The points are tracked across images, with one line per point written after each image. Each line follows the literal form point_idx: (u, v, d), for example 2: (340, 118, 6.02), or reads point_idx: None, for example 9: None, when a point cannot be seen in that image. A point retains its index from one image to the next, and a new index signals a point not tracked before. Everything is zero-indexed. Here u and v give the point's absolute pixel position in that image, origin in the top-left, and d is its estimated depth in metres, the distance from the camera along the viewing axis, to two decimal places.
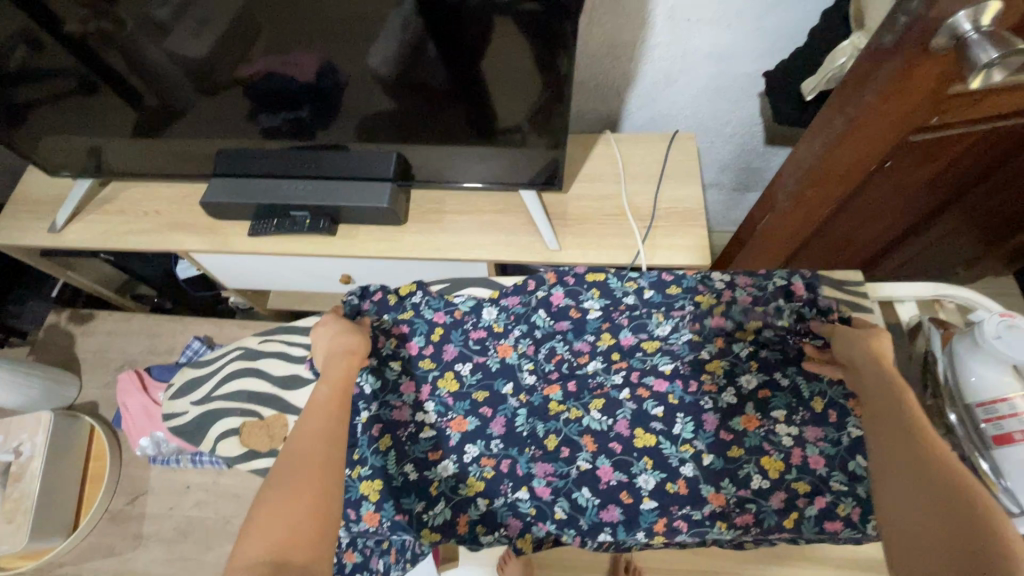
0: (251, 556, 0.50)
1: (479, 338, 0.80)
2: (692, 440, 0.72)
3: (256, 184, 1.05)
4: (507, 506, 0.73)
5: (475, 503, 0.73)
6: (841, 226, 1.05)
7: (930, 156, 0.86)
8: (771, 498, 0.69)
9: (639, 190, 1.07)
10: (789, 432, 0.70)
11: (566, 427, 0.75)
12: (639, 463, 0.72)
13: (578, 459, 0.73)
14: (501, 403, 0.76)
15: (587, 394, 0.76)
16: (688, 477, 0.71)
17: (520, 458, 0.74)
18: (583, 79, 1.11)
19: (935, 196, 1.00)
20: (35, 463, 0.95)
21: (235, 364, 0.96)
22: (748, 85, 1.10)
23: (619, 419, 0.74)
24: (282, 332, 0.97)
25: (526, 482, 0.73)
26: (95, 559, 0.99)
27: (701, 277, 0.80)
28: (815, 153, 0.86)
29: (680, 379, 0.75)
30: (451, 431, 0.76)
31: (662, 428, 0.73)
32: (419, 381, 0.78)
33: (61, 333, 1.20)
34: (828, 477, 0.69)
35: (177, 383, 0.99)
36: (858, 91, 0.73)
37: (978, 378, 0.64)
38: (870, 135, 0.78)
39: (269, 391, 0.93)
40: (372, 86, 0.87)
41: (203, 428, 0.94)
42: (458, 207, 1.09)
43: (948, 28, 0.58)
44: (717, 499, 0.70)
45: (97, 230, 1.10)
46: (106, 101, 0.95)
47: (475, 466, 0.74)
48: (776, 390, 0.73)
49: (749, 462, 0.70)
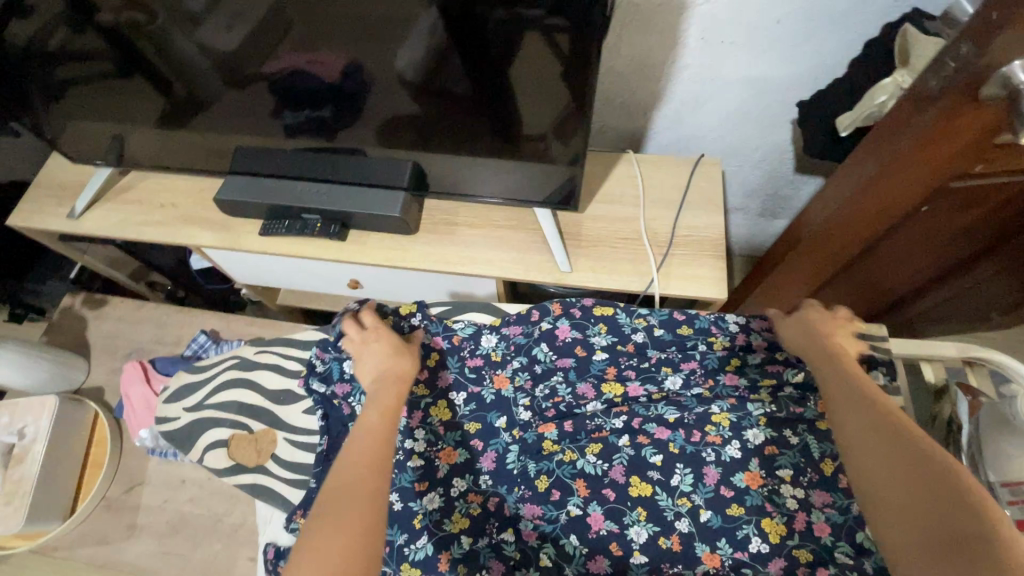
0: None
1: (477, 367, 0.78)
2: (690, 493, 0.69)
3: (274, 184, 1.05)
4: (491, 547, 0.70)
5: (460, 541, 0.70)
6: (870, 270, 1.00)
7: (972, 202, 0.80)
8: (769, 565, 0.65)
9: (659, 214, 1.03)
10: (794, 495, 0.67)
11: (559, 469, 0.73)
12: (632, 514, 0.69)
13: (568, 503, 0.71)
14: (492, 437, 0.76)
15: (584, 436, 0.74)
16: (683, 532, 0.68)
17: (508, 496, 0.73)
18: (609, 96, 1.08)
19: (972, 242, 0.95)
20: (36, 447, 0.96)
21: (229, 374, 0.96)
22: (781, 112, 1.06)
23: (615, 464, 0.72)
24: (279, 345, 0.97)
25: (513, 524, 0.72)
26: (89, 545, 1.00)
27: (715, 319, 0.78)
28: (846, 198, 0.82)
29: (683, 427, 0.72)
30: (440, 461, 0.75)
31: (659, 478, 0.70)
32: (411, 407, 0.77)
33: (74, 316, 1.22)
34: (832, 547, 0.64)
35: (172, 387, 0.98)
36: (896, 135, 0.69)
37: (1012, 454, 0.59)
38: (903, 182, 0.73)
39: (261, 405, 0.94)
40: (398, 90, 0.86)
41: (192, 437, 0.94)
42: (472, 220, 1.07)
43: (1001, 76, 0.54)
44: (712, 560, 0.66)
45: (114, 218, 1.11)
46: (137, 88, 0.95)
47: (461, 501, 0.73)
48: (784, 449, 0.69)
49: (749, 523, 0.66)
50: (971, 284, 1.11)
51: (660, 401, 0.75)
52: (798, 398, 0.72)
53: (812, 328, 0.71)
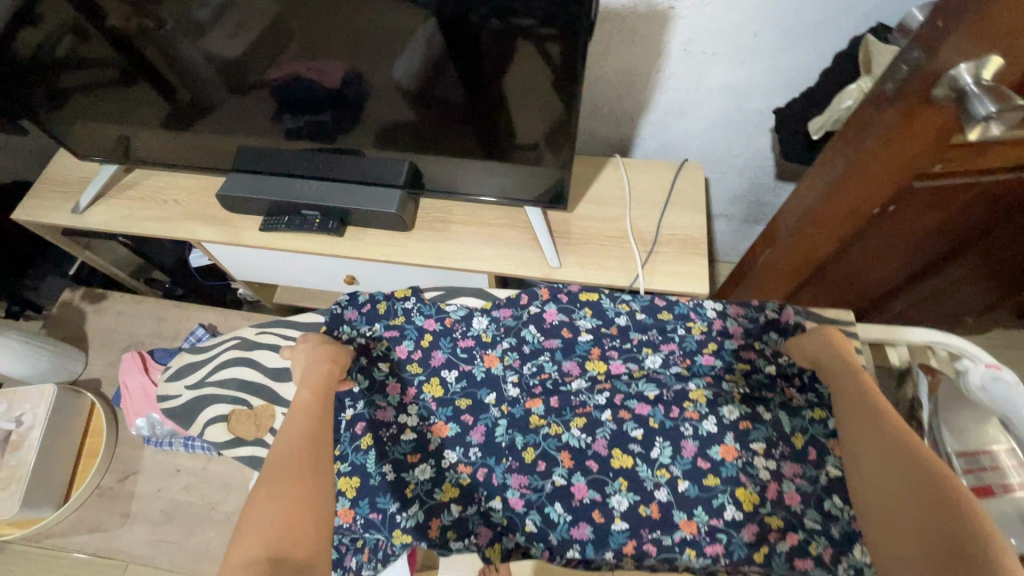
0: (251, 553, 0.52)
1: (467, 348, 0.83)
2: (669, 465, 0.73)
3: (274, 182, 1.09)
4: (480, 515, 0.75)
5: (449, 508, 0.75)
6: (845, 268, 1.05)
7: (935, 203, 0.86)
8: (742, 531, 0.69)
9: (644, 214, 1.08)
10: (767, 466, 0.71)
11: (545, 442, 0.76)
12: (614, 483, 0.73)
13: (553, 474, 0.75)
14: (482, 412, 0.80)
15: (569, 412, 0.78)
16: (661, 501, 0.72)
17: (496, 467, 0.77)
18: (596, 104, 1.13)
19: (941, 243, 1.00)
20: (33, 433, 0.98)
21: (230, 353, 0.99)
22: (760, 121, 1.12)
23: (598, 438, 0.76)
24: (278, 326, 0.99)
25: (500, 493, 0.76)
26: (82, 533, 1.01)
27: (694, 305, 0.84)
28: (819, 195, 0.87)
29: (663, 403, 0.76)
30: (432, 434, 0.79)
31: (640, 451, 0.74)
32: (404, 384, 0.82)
33: (73, 310, 1.24)
34: (801, 513, 0.69)
35: (173, 366, 1.02)
36: (859, 135, 0.74)
37: (969, 428, 0.65)
38: (868, 182, 0.79)
39: (261, 381, 0.96)
40: (395, 97, 0.90)
41: (192, 412, 0.97)
42: (465, 218, 1.11)
43: (949, 78, 0.59)
44: (689, 526, 0.70)
45: (117, 214, 1.14)
46: (141, 93, 1.00)
47: (452, 472, 0.77)
48: (757, 423, 0.73)
49: (724, 492, 0.71)
50: (944, 286, 1.16)
51: (640, 377, 0.80)
52: (768, 382, 0.77)
53: (827, 340, 0.72)
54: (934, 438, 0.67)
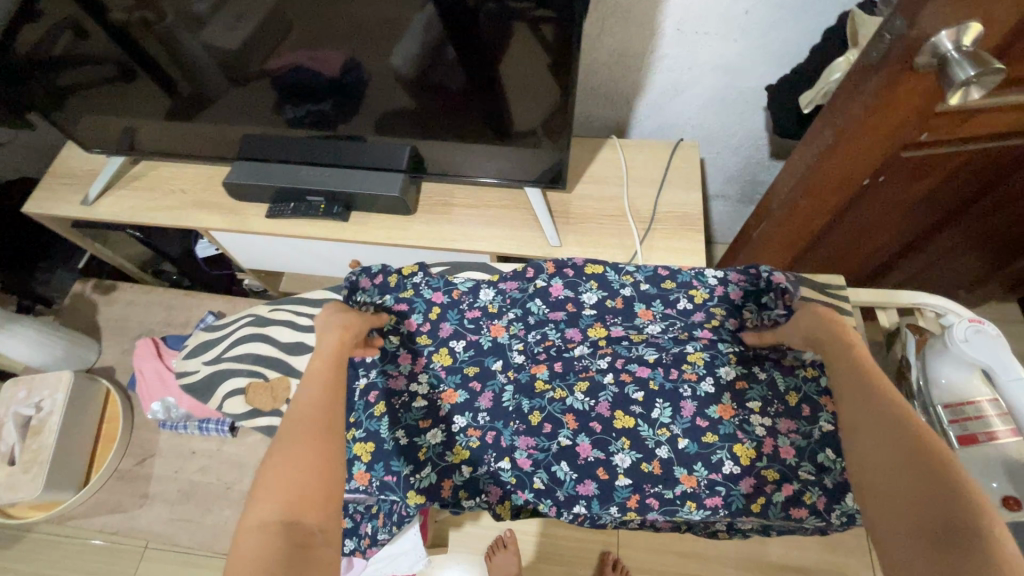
0: (265, 516, 0.56)
1: (475, 319, 0.90)
2: (669, 424, 0.81)
3: (279, 169, 1.11)
4: (490, 474, 0.85)
5: (460, 470, 0.85)
6: (839, 240, 1.08)
7: (924, 171, 0.89)
8: (740, 483, 0.78)
9: (641, 192, 1.11)
10: (762, 423, 0.79)
11: (550, 406, 0.85)
12: (616, 443, 0.82)
13: (559, 435, 0.83)
14: (490, 378, 0.87)
15: (573, 377, 0.86)
16: (662, 458, 0.80)
17: (505, 430, 0.85)
18: (592, 85, 1.16)
19: (929, 213, 1.03)
20: (53, 418, 1.00)
21: (244, 330, 1.02)
22: (752, 99, 1.14)
23: (601, 401, 0.84)
24: (290, 303, 1.02)
25: (509, 453, 0.84)
26: (103, 514, 1.05)
27: (696, 274, 0.90)
28: (809, 163, 0.88)
29: (663, 366, 0.84)
30: (442, 401, 0.87)
31: (641, 412, 0.82)
32: (415, 354, 0.88)
33: (85, 301, 1.27)
34: (796, 466, 0.77)
35: (192, 345, 1.06)
36: (848, 102, 0.75)
37: (951, 380, 0.72)
38: (862, 149, 0.81)
39: (275, 355, 0.99)
40: (394, 83, 0.92)
41: (212, 386, 1.00)
42: (467, 201, 1.14)
43: (931, 45, 0.62)
44: (689, 480, 0.79)
45: (124, 205, 1.16)
46: (143, 87, 1.02)
47: (463, 436, 0.85)
48: (754, 382, 0.81)
49: (721, 448, 0.79)
50: (933, 259, 1.19)
51: (637, 341, 0.88)
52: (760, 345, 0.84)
53: (819, 318, 0.72)
54: (923, 393, 0.75)
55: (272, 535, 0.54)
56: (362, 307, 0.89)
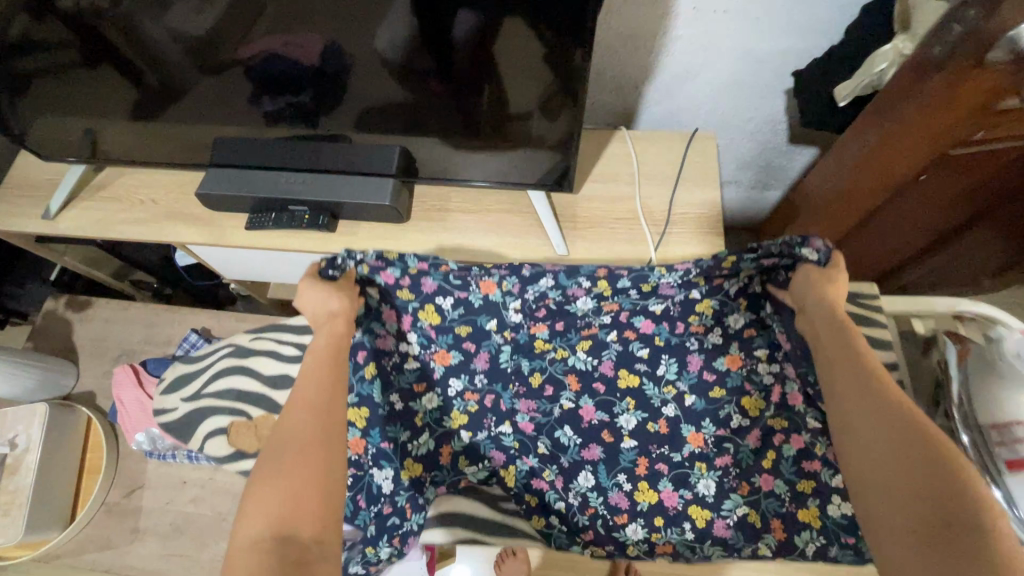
0: (254, 529, 0.53)
1: (461, 276, 0.80)
2: (675, 381, 0.88)
3: (256, 175, 1.01)
4: (491, 439, 0.91)
5: (460, 435, 0.91)
6: (862, 240, 1.02)
7: (968, 168, 0.80)
8: (747, 437, 0.84)
9: (653, 192, 1.02)
10: (769, 371, 0.82)
11: (551, 367, 0.91)
12: (622, 404, 0.90)
13: (561, 398, 0.91)
14: (485, 339, 0.87)
15: (575, 338, 0.90)
16: (669, 417, 0.88)
17: (504, 394, 0.91)
18: (598, 70, 1.05)
19: (968, 208, 0.93)
20: (29, 456, 0.95)
21: (225, 362, 0.97)
22: (774, 82, 1.03)
23: (604, 360, 0.90)
24: (272, 331, 0.97)
25: (510, 417, 0.92)
26: (93, 551, 1.00)
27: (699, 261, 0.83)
28: (848, 168, 0.82)
29: (668, 320, 0.85)
30: (435, 363, 0.87)
31: (646, 370, 0.89)
32: (400, 312, 0.81)
33: (58, 319, 1.19)
34: (804, 415, 0.78)
35: (168, 379, 0.99)
36: (899, 103, 0.68)
37: (999, 398, 0.67)
38: (904, 152, 0.73)
39: (258, 390, 0.93)
40: (380, 70, 0.82)
41: (191, 425, 0.93)
42: (464, 206, 1.05)
43: (1009, 39, 0.54)
44: (696, 440, 0.87)
45: (90, 218, 1.06)
46: (106, 77, 0.90)
47: (459, 400, 0.90)
48: (760, 330, 0.82)
49: (729, 402, 0.86)
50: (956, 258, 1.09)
51: (666, 276, 0.78)
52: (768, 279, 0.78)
53: (818, 291, 0.67)
54: (966, 409, 0.71)
55: (261, 551, 0.51)
56: (342, 262, 0.72)
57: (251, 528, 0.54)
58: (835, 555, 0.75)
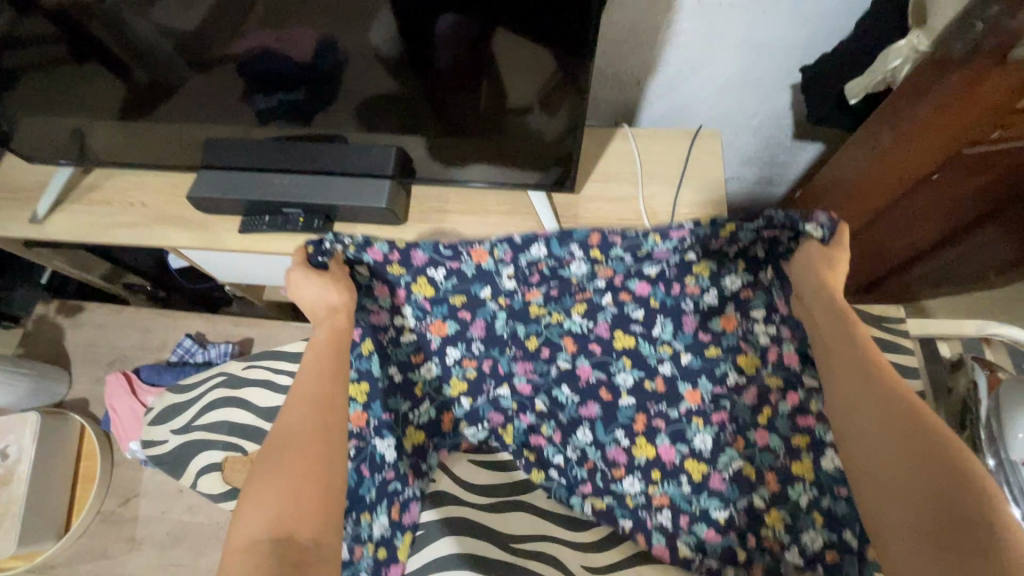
0: (252, 533, 0.53)
1: (451, 246, 0.80)
2: (671, 341, 0.82)
3: (249, 178, 0.98)
4: (489, 403, 0.86)
5: (460, 402, 0.86)
6: (867, 241, 1.00)
7: (981, 168, 0.78)
8: (745, 395, 0.78)
9: (657, 192, 0.99)
10: (766, 331, 0.78)
11: (548, 330, 0.86)
12: (619, 363, 0.84)
13: (557, 359, 0.85)
14: (479, 307, 0.84)
15: (570, 300, 0.85)
16: (665, 375, 0.82)
17: (500, 357, 0.86)
18: (599, 66, 1.02)
19: (977, 207, 0.91)
20: (23, 466, 0.93)
21: (216, 393, 0.93)
22: (780, 77, 1.01)
23: (600, 322, 0.84)
24: (268, 358, 0.94)
25: (508, 380, 0.86)
26: (88, 561, 0.98)
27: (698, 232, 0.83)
28: (858, 168, 0.80)
29: (664, 282, 0.83)
30: (430, 334, 0.85)
31: (641, 331, 0.83)
32: (392, 286, 0.81)
33: (50, 325, 1.17)
34: (800, 373, 0.74)
35: (155, 409, 0.95)
36: (913, 102, 0.66)
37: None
38: (917, 151, 0.71)
39: (253, 424, 0.91)
40: (375, 68, 0.79)
41: (185, 460, 0.90)
42: (462, 207, 1.02)
43: None
44: (694, 397, 0.80)
45: (79, 222, 1.03)
46: (95, 75, 0.87)
47: (457, 367, 0.86)
48: (757, 290, 0.80)
49: (726, 360, 0.80)
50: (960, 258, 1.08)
51: (660, 242, 0.78)
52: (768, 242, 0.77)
53: (814, 267, 0.71)
54: (994, 440, 0.65)
55: (258, 554, 0.51)
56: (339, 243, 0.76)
57: (248, 529, 0.54)
58: (827, 506, 0.69)
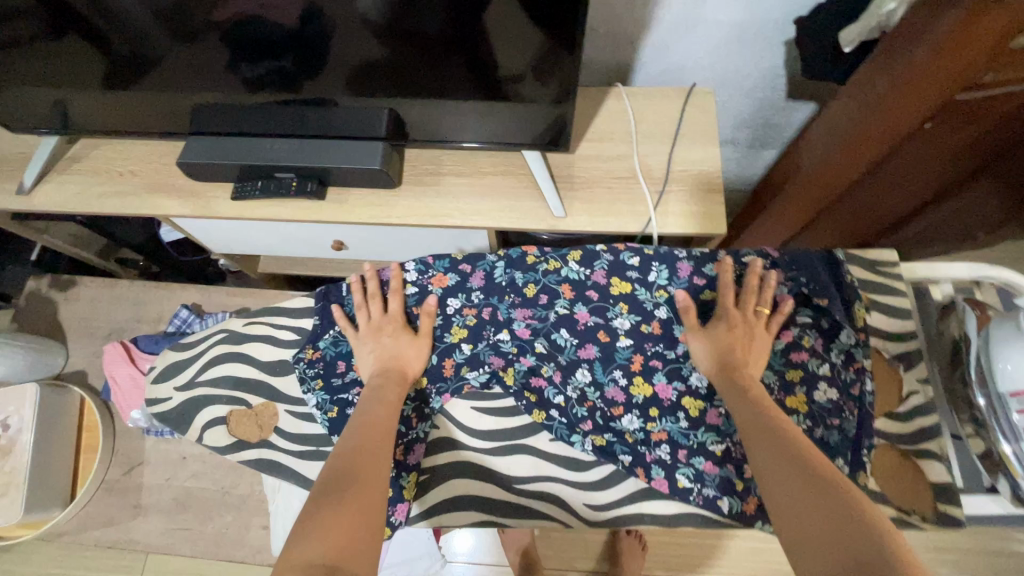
0: (310, 555, 0.51)
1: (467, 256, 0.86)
2: (666, 286, 0.80)
3: (239, 142, 0.96)
4: (490, 348, 0.79)
5: (460, 348, 0.80)
6: (861, 201, 1.01)
7: (976, 117, 0.78)
8: None
9: (652, 150, 0.99)
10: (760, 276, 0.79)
11: (545, 278, 0.81)
12: (615, 308, 0.79)
13: (555, 305, 0.80)
14: (480, 260, 0.84)
15: (565, 248, 0.83)
16: (661, 318, 0.78)
17: (500, 305, 0.81)
18: (593, 24, 1.00)
19: (969, 161, 0.91)
20: (23, 436, 0.93)
21: (218, 349, 0.92)
22: (774, 33, 0.99)
23: (596, 269, 0.81)
24: (267, 315, 0.93)
25: (507, 326, 0.80)
26: (96, 528, 1.00)
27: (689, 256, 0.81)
28: (852, 118, 0.80)
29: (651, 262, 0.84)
30: (432, 286, 0.84)
31: (638, 276, 0.80)
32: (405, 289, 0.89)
33: (42, 300, 1.16)
34: (795, 312, 0.76)
35: (159, 368, 0.95)
36: (910, 46, 0.67)
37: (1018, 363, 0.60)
38: (913, 101, 0.71)
39: (257, 378, 0.88)
40: (363, 32, 0.78)
41: (188, 416, 0.90)
42: (456, 168, 1.01)
43: None
44: None
45: (67, 193, 1.02)
46: (74, 47, 0.84)
47: (458, 316, 0.81)
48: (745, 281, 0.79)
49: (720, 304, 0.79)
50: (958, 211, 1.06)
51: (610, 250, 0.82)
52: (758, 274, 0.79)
53: (727, 340, 0.71)
54: (981, 375, 0.65)
55: None
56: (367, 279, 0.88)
57: (303, 553, 0.52)
58: (821, 437, 0.69)
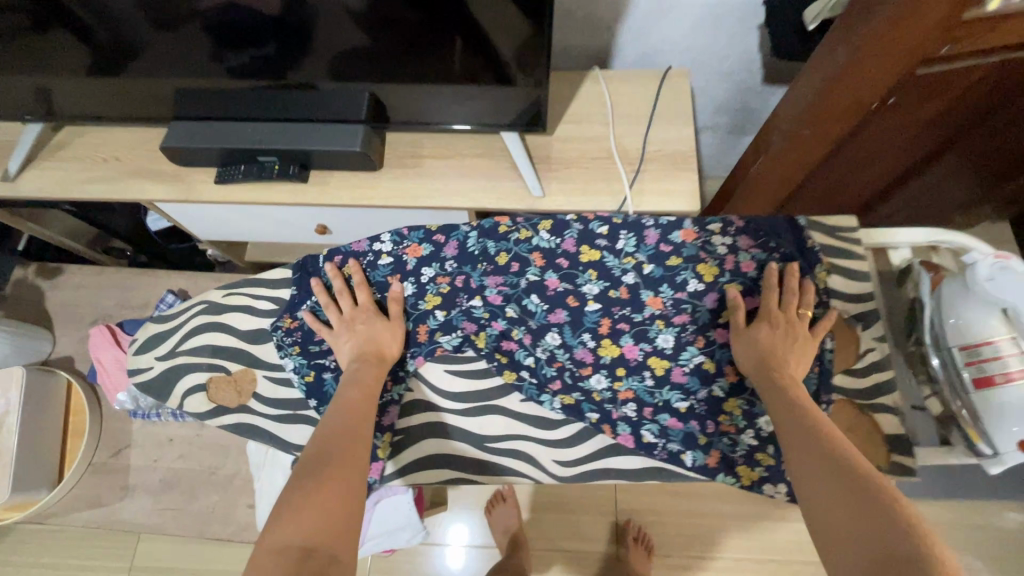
0: (288, 539, 0.54)
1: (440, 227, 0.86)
2: (634, 253, 0.80)
3: (221, 126, 0.98)
4: (462, 313, 0.81)
5: (434, 315, 0.82)
6: (828, 178, 1.04)
7: (937, 90, 0.80)
8: (704, 299, 0.77)
9: (628, 131, 1.01)
10: (724, 243, 0.79)
11: (516, 247, 0.83)
12: (584, 275, 0.80)
13: (526, 272, 0.81)
14: (454, 230, 0.85)
15: (536, 218, 0.84)
16: (629, 284, 0.79)
17: (473, 273, 0.82)
18: (570, 8, 1.02)
19: (931, 137, 0.94)
20: (9, 419, 0.94)
21: (199, 319, 0.94)
22: (747, 15, 0.99)
23: (566, 238, 0.82)
24: (246, 287, 0.94)
25: (479, 293, 0.82)
26: (84, 509, 1.01)
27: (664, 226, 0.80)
28: (814, 89, 0.82)
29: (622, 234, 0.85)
30: (407, 256, 0.85)
31: (606, 244, 0.81)
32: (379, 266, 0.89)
33: (29, 288, 1.18)
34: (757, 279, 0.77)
35: (141, 340, 0.97)
36: (867, 12, 0.68)
37: (970, 320, 0.65)
38: (873, 70, 0.73)
39: (236, 346, 0.90)
40: (343, 19, 0.80)
41: (170, 383, 0.92)
42: (437, 151, 1.03)
43: None
44: (655, 302, 0.78)
45: (52, 179, 1.03)
46: (57, 35, 0.86)
47: (431, 284, 0.83)
48: (710, 251, 0.79)
49: (686, 269, 0.78)
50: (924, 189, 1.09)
51: (580, 221, 0.83)
52: (729, 249, 0.79)
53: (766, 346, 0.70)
54: (935, 332, 0.70)
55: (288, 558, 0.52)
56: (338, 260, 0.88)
57: (281, 536, 0.54)
58: None
